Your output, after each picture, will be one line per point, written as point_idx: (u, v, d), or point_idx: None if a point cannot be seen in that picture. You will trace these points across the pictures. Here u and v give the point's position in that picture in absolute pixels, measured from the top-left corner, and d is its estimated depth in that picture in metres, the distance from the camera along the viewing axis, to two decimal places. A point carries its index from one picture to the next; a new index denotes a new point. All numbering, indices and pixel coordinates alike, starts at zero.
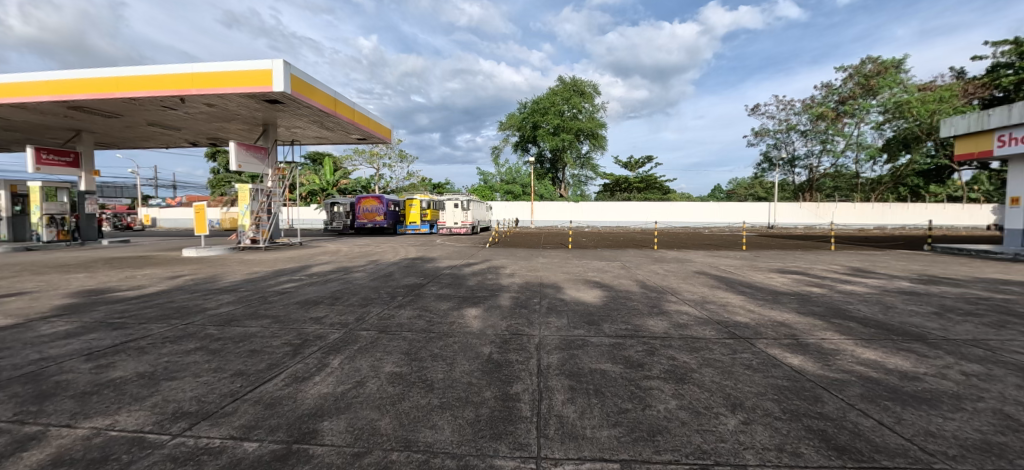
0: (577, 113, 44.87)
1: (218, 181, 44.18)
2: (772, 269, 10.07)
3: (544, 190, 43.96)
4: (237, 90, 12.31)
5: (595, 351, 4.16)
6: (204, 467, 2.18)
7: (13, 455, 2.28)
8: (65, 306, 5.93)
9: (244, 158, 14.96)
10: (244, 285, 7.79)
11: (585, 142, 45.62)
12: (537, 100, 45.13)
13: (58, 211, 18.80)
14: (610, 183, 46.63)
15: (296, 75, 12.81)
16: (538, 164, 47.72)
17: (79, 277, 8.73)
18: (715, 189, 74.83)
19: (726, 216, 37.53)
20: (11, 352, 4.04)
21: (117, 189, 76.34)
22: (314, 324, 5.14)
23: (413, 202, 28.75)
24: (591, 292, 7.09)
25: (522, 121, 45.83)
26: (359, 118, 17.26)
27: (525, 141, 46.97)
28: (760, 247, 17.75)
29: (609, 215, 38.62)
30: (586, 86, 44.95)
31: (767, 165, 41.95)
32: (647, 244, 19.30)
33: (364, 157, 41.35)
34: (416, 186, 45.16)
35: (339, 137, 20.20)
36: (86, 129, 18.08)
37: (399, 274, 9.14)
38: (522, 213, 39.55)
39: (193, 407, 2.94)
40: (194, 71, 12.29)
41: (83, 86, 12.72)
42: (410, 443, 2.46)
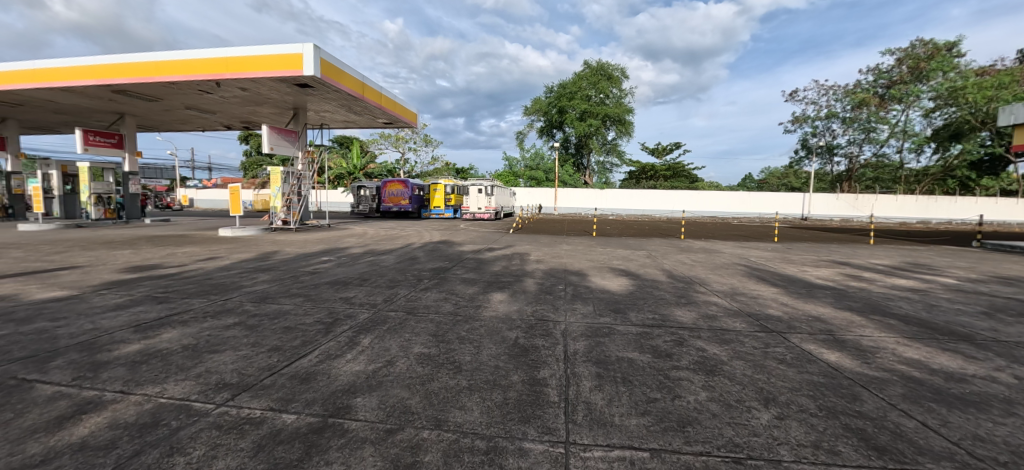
0: (604, 98, 43.98)
1: (252, 164, 45.77)
2: (807, 261, 9.68)
3: (568, 178, 43.42)
4: (268, 74, 12.47)
5: (622, 340, 4.11)
6: (247, 436, 2.33)
7: (72, 420, 2.47)
8: (116, 280, 6.28)
9: (276, 141, 15.23)
10: (279, 264, 8.05)
11: (611, 128, 44.46)
12: (563, 84, 44.30)
13: (104, 191, 19.85)
14: (636, 170, 45.68)
15: (325, 59, 12.88)
16: (563, 149, 47.19)
17: (125, 254, 9.24)
18: (745, 178, 72.06)
19: (757, 207, 36.19)
20: (68, 321, 4.33)
21: (158, 170, 80.34)
22: (344, 303, 5.29)
23: (437, 187, 28.83)
24: (617, 280, 7.02)
25: (549, 106, 45.17)
26: (386, 102, 17.34)
27: (550, 127, 46.41)
28: (792, 238, 17.11)
29: (634, 203, 37.98)
30: (614, 70, 43.88)
31: (803, 153, 40.12)
32: (672, 233, 18.91)
33: (389, 141, 41.74)
34: (440, 171, 45.42)
35: (366, 121, 20.42)
36: (128, 112, 18.84)
37: (425, 258, 9.28)
38: (545, 199, 39.26)
39: (234, 379, 3.08)
40: (228, 56, 12.56)
41: (123, 70, 13.20)
42: (440, 422, 2.52)
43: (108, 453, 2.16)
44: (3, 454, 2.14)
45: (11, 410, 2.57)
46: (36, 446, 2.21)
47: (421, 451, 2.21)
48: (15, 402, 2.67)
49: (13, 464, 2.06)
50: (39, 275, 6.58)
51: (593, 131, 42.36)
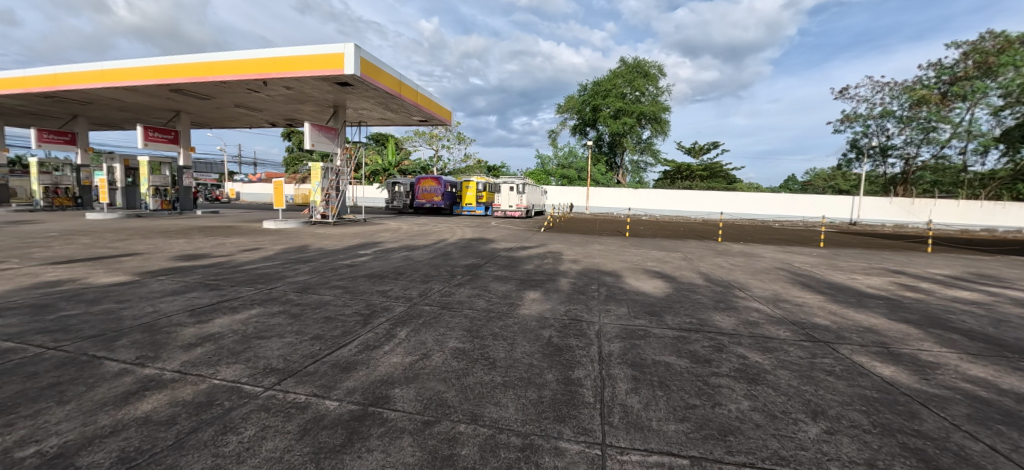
0: (639, 96, 43.05)
1: (293, 160, 47.85)
2: (858, 269, 9.12)
3: (600, 177, 42.89)
4: (311, 73, 12.94)
5: (658, 343, 4.01)
6: (292, 420, 2.43)
7: (136, 396, 2.66)
8: (173, 267, 6.72)
9: (317, 138, 15.81)
10: (319, 256, 8.38)
11: (646, 127, 43.48)
12: (597, 82, 43.76)
13: (161, 183, 21.29)
14: (671, 170, 44.57)
15: (365, 59, 13.23)
16: (596, 148, 46.67)
17: (179, 242, 9.88)
18: (789, 179, 68.56)
19: (800, 210, 34.56)
20: (130, 304, 4.70)
21: (210, 165, 85.54)
22: (380, 296, 5.43)
23: (468, 184, 29.03)
24: (652, 282, 6.86)
25: (583, 103, 44.78)
26: (422, 100, 17.66)
27: (584, 125, 46.01)
28: (841, 244, 16.13)
29: (668, 204, 37.13)
30: (650, 67, 42.89)
31: (852, 154, 37.91)
32: (709, 236, 18.28)
33: (424, 139, 42.59)
34: (472, 169, 45.91)
35: (401, 119, 20.88)
36: (184, 109, 20.10)
37: (458, 254, 9.38)
38: (576, 198, 38.94)
39: (280, 365, 3.22)
40: (273, 57, 13.15)
41: (177, 71, 14.10)
42: (476, 417, 2.53)
43: (169, 428, 2.31)
44: (78, 424, 2.34)
45: (84, 385, 2.84)
46: (105, 419, 2.41)
47: (458, 444, 2.23)
48: (87, 378, 2.95)
49: (86, 434, 2.25)
50: (108, 260, 7.16)
51: (628, 129, 41.57)
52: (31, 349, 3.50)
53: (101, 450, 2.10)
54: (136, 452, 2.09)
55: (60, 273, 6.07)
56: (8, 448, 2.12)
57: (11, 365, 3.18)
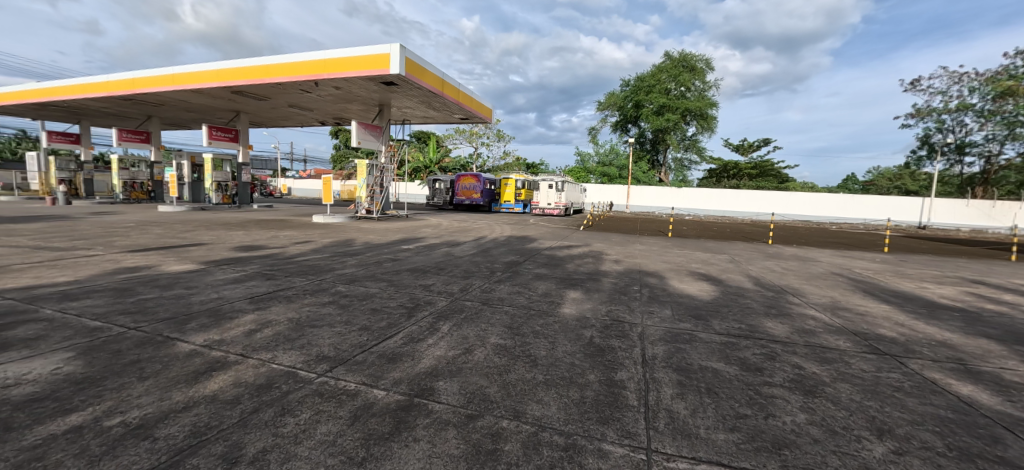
0: (685, 91, 41.47)
1: (340, 157, 50.14)
2: (930, 277, 8.32)
3: (641, 175, 41.88)
4: (359, 74, 13.44)
5: (704, 348, 3.87)
6: (344, 406, 2.55)
7: (205, 376, 2.90)
8: (234, 257, 7.24)
9: (363, 136, 16.44)
10: (366, 250, 8.73)
11: (691, 123, 41.86)
12: (640, 78, 42.65)
13: (223, 179, 22.97)
14: (717, 168, 42.73)
15: (409, 58, 13.55)
16: (638, 145, 45.51)
17: (239, 234, 10.61)
18: (849, 179, 63.72)
19: (861, 212, 32.16)
20: (198, 290, 5.12)
21: (265, 163, 91.39)
22: (423, 290, 5.58)
23: (507, 182, 29.12)
24: (697, 285, 6.61)
25: (624, 100, 43.67)
26: (463, 98, 17.90)
27: (625, 121, 44.94)
28: (908, 250, 14.81)
29: (714, 204, 35.76)
30: (697, 62, 41.32)
31: (923, 152, 34.74)
32: (758, 237, 17.36)
33: (464, 136, 43.33)
34: (511, 166, 46.16)
35: (443, 117, 21.29)
36: (243, 110, 21.54)
37: (498, 251, 9.47)
38: (616, 197, 38.30)
39: (332, 353, 3.39)
40: (323, 59, 13.79)
41: (236, 75, 15.11)
42: (519, 413, 2.55)
43: (234, 407, 2.49)
44: (157, 398, 2.58)
45: (161, 363, 3.12)
46: (179, 395, 2.63)
47: (501, 440, 2.24)
48: (162, 357, 3.24)
49: (162, 408, 2.47)
50: (179, 249, 7.81)
51: (672, 126, 40.26)
52: (116, 329, 3.90)
53: (176, 423, 2.31)
54: (205, 428, 2.26)
55: (139, 260, 6.68)
56: (99, 416, 2.37)
57: (100, 342, 3.56)
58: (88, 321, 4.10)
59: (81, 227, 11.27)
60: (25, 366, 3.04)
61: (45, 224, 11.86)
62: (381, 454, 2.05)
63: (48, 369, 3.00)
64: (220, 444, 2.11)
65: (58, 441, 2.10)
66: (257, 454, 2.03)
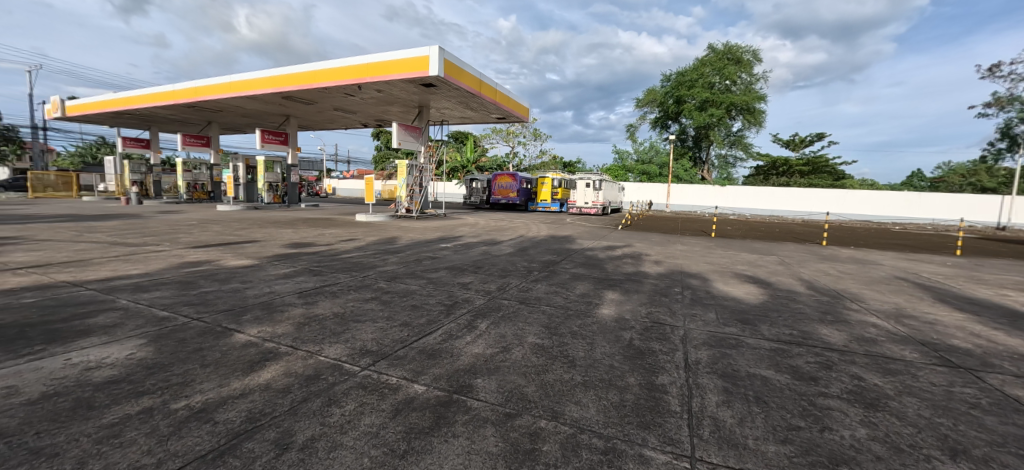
0: (730, 85, 39.60)
1: (381, 158, 51.93)
2: (1015, 285, 7.47)
3: (682, 173, 40.53)
4: (401, 76, 13.83)
5: (752, 354, 3.70)
6: (386, 399, 2.66)
7: (258, 365, 3.11)
8: (284, 254, 7.67)
9: (404, 137, 16.92)
10: (407, 248, 9.01)
11: (737, 118, 39.90)
12: (681, 72, 41.19)
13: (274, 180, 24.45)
14: (764, 165, 40.55)
15: (448, 60, 13.77)
16: (679, 142, 43.98)
17: (289, 232, 11.24)
18: (914, 175, 58.62)
19: (928, 211, 29.54)
20: (252, 284, 5.48)
21: (312, 164, 96.31)
22: (461, 288, 5.68)
23: (544, 181, 29.09)
24: (744, 288, 6.32)
25: (665, 95, 42.27)
26: (500, 97, 18.03)
27: (665, 118, 43.50)
28: (987, 253, 13.41)
29: (761, 203, 33.96)
30: (743, 53, 39.41)
31: (1005, 144, 31.27)
32: (810, 238, 16.35)
33: (501, 136, 43.72)
34: (547, 165, 46.07)
35: (480, 117, 21.54)
36: (293, 114, 22.79)
37: (535, 250, 9.48)
38: (656, 195, 37.24)
39: (374, 347, 3.54)
40: (365, 63, 14.33)
41: (287, 81, 16.00)
42: (557, 414, 2.55)
43: (286, 396, 2.66)
44: (216, 385, 2.80)
45: (219, 352, 3.38)
46: (236, 382, 2.84)
47: (539, 440, 2.26)
48: (220, 345, 3.51)
49: (222, 393, 2.69)
50: (235, 245, 8.37)
51: (716, 122, 38.48)
52: (181, 318, 4.26)
53: (233, 408, 2.49)
54: (259, 414, 2.43)
55: (200, 256, 7.24)
56: (168, 399, 2.61)
57: (167, 330, 3.91)
58: (157, 310, 4.51)
59: (152, 225, 12.38)
60: (105, 351, 3.41)
61: (122, 222, 13.09)
62: (422, 448, 2.12)
63: (124, 354, 3.34)
64: (273, 430, 2.26)
65: (133, 420, 2.34)
66: (306, 442, 2.15)
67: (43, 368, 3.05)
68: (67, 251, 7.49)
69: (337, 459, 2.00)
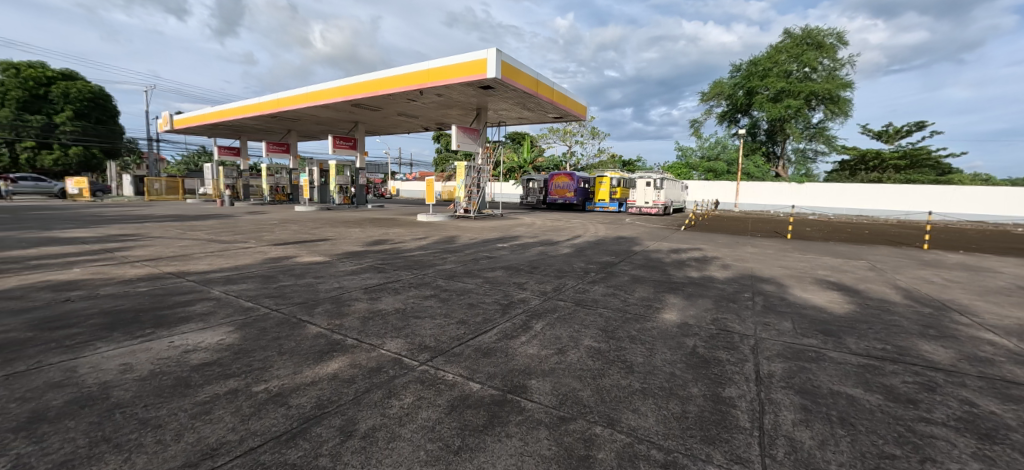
0: (810, 72, 36.30)
1: (441, 160, 54.17)
2: None
3: (754, 169, 37.91)
4: (460, 80, 14.26)
5: (835, 370, 3.35)
6: (442, 395, 2.74)
7: (328, 356, 3.36)
8: (352, 251, 8.23)
9: (463, 140, 17.41)
10: (466, 248, 9.25)
11: (817, 109, 36.42)
12: (754, 61, 38.57)
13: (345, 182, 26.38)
14: (851, 159, 36.68)
15: (505, 61, 13.99)
16: (750, 136, 41.15)
17: (358, 231, 12.04)
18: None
19: None
20: (324, 280, 5.94)
21: (377, 167, 102.59)
22: (517, 288, 5.74)
23: (602, 180, 28.76)
24: (826, 296, 5.75)
25: (734, 87, 39.68)
26: (557, 97, 18.00)
27: (734, 111, 40.88)
28: None
29: (846, 201, 31.14)
30: (826, 37, 36.06)
31: None
32: (908, 242, 14.43)
33: (558, 135, 43.75)
34: (605, 164, 45.33)
35: (537, 117, 21.64)
36: (361, 121, 24.44)
37: (592, 251, 9.33)
38: (724, 195, 35.33)
39: (432, 344, 3.67)
40: (425, 69, 15.00)
41: (356, 89, 17.13)
42: (613, 421, 2.48)
43: (352, 385, 2.84)
44: (291, 371, 3.06)
45: (294, 341, 3.71)
46: (308, 370, 3.08)
47: (594, 447, 2.20)
48: (294, 335, 3.84)
49: (296, 380, 2.93)
50: (310, 243, 9.11)
51: (793, 114, 35.38)
52: (262, 309, 4.72)
53: (305, 395, 2.71)
54: (327, 402, 2.62)
55: (281, 252, 7.97)
56: (252, 382, 2.90)
57: (251, 319, 4.35)
58: (242, 301, 5.03)
59: (240, 224, 13.88)
60: (200, 336, 3.87)
61: (217, 221, 14.82)
62: (476, 446, 2.16)
63: (215, 339, 3.77)
64: (339, 417, 2.43)
65: (222, 400, 2.63)
66: (368, 431, 2.28)
67: (152, 349, 3.54)
68: (176, 247, 8.59)
69: (396, 450, 2.10)
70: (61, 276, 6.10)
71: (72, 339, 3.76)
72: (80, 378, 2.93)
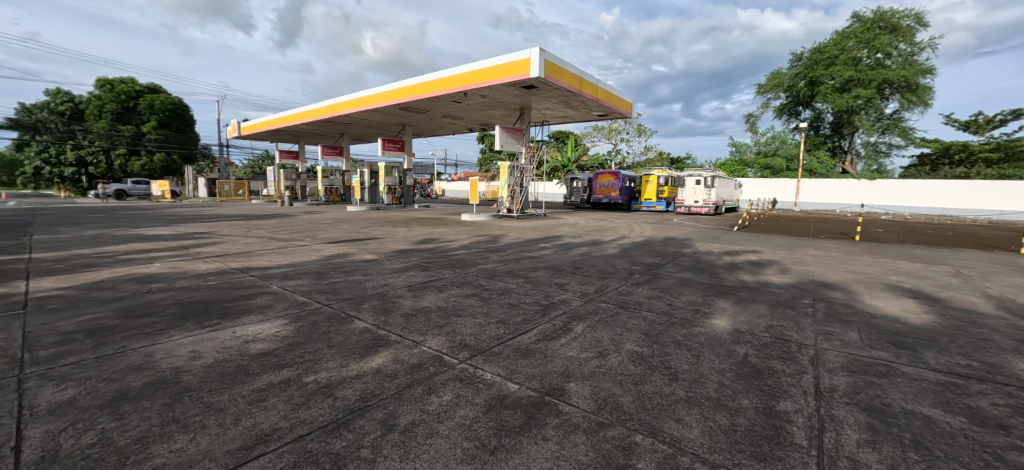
0: (882, 58, 33.40)
1: (485, 160, 55.22)
2: None
3: (817, 165, 35.25)
4: (503, 80, 14.42)
5: (910, 388, 3.00)
6: (480, 393, 2.75)
7: (373, 351, 3.47)
8: (398, 250, 8.52)
9: (506, 140, 17.60)
10: (508, 248, 9.29)
11: (891, 99, 33.35)
12: (818, 49, 36.17)
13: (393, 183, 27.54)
14: (934, 152, 33.29)
15: (549, 60, 13.99)
16: (812, 130, 38.54)
17: (405, 230, 12.47)
18: None
19: None
20: (371, 277, 6.18)
21: (423, 169, 106.11)
22: (559, 289, 5.69)
23: (649, 178, 28.25)
24: (900, 305, 5.22)
25: (795, 78, 37.30)
26: (602, 94, 17.75)
27: (794, 104, 38.43)
28: None
29: (926, 200, 28.33)
30: (902, 19, 33.08)
31: None
32: (1005, 245, 12.75)
33: (602, 133, 43.22)
34: (652, 162, 44.19)
35: (581, 115, 21.44)
36: (409, 123, 25.42)
37: (637, 252, 9.08)
38: (782, 193, 33.58)
39: (472, 342, 3.71)
40: (470, 71, 15.32)
41: (404, 93, 17.83)
42: (655, 431, 2.37)
43: (394, 380, 2.93)
44: (339, 365, 3.19)
45: (341, 335, 3.88)
46: (354, 364, 3.20)
47: (633, 456, 2.10)
48: (342, 330, 4.02)
49: (342, 373, 3.05)
50: (360, 242, 9.54)
51: (863, 105, 32.65)
52: (314, 303, 4.99)
53: (350, 387, 2.81)
54: (370, 395, 2.70)
55: (333, 250, 8.41)
56: (302, 373, 3.06)
57: (304, 313, 4.61)
58: (297, 296, 5.34)
59: (297, 223, 14.85)
60: (259, 328, 4.15)
61: (276, 221, 15.97)
62: (512, 447, 2.14)
63: (272, 331, 4.03)
64: (381, 411, 2.50)
65: (275, 389, 2.79)
66: (408, 426, 2.33)
67: (218, 338, 3.84)
68: (243, 244, 9.31)
69: (433, 447, 2.12)
70: (145, 269, 6.79)
71: (152, 326, 4.17)
72: (156, 363, 3.23)
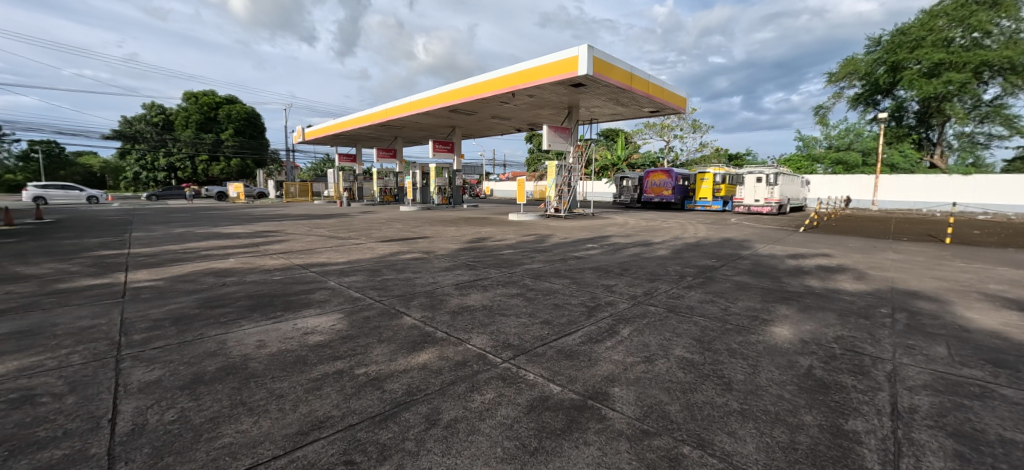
0: (981, 37, 29.58)
1: (533, 160, 55.42)
2: None
3: (899, 159, 32.09)
4: (551, 79, 14.42)
5: (1013, 414, 2.60)
6: (522, 394, 2.75)
7: (420, 346, 3.59)
8: (448, 249, 8.78)
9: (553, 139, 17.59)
10: (555, 248, 9.25)
11: (992, 83, 29.41)
12: (902, 31, 32.78)
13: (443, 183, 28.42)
14: None
15: (597, 57, 13.78)
16: (894, 121, 34.96)
17: (454, 230, 12.80)
18: None
19: None
20: (421, 275, 6.40)
21: (472, 169, 108.41)
22: (605, 290, 5.58)
23: (705, 176, 26.97)
24: (1002, 318, 4.55)
25: (873, 64, 34.10)
26: (653, 89, 17.19)
27: (873, 93, 35.11)
28: None
29: None
30: None
31: None
32: None
33: (654, 130, 41.91)
34: (709, 158, 42.13)
35: (631, 112, 20.88)
36: (458, 125, 26.13)
37: (690, 254, 8.67)
38: (857, 191, 30.84)
39: (516, 342, 3.72)
40: (517, 72, 15.48)
41: (453, 95, 18.40)
42: (704, 443, 2.24)
43: (439, 376, 3.00)
44: (388, 359, 3.33)
45: (391, 330, 4.05)
46: (402, 359, 3.33)
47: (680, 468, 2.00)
48: (391, 325, 4.19)
49: (390, 366, 3.18)
50: (412, 241, 9.91)
51: (956, 91, 29.08)
52: (367, 299, 5.26)
53: (398, 381, 2.92)
54: (416, 390, 2.79)
55: (387, 248, 8.81)
56: (354, 365, 3.22)
57: (357, 307, 4.88)
58: (351, 291, 5.66)
59: (353, 222, 15.79)
60: (317, 320, 4.44)
61: (333, 220, 17.08)
62: (552, 449, 2.11)
63: (328, 324, 4.29)
64: (425, 406, 2.57)
65: (329, 379, 2.96)
66: (451, 422, 2.38)
67: (281, 329, 4.16)
68: (306, 242, 10.02)
69: (474, 444, 2.15)
70: (221, 263, 7.53)
71: (227, 316, 4.61)
72: (229, 350, 3.55)
